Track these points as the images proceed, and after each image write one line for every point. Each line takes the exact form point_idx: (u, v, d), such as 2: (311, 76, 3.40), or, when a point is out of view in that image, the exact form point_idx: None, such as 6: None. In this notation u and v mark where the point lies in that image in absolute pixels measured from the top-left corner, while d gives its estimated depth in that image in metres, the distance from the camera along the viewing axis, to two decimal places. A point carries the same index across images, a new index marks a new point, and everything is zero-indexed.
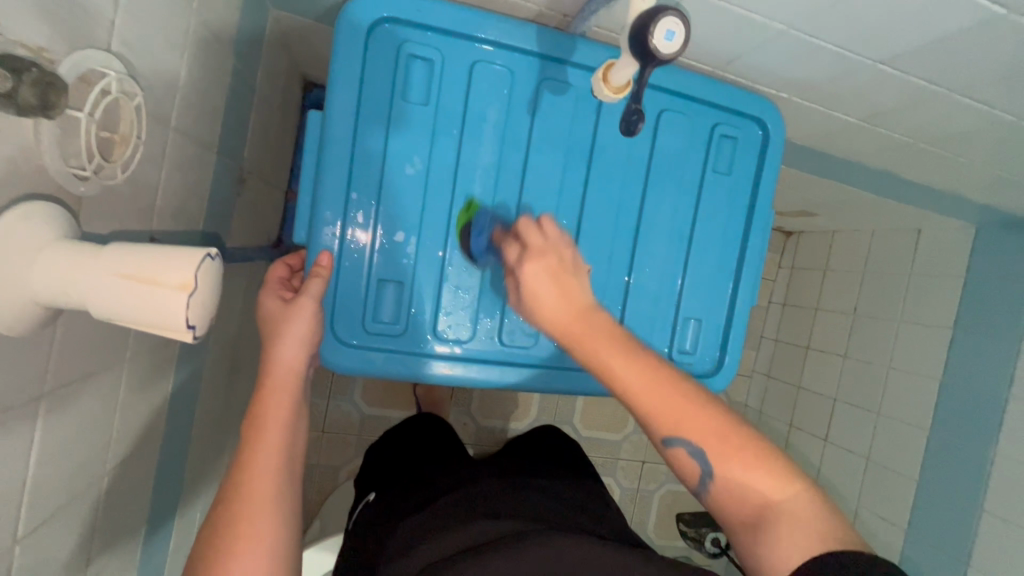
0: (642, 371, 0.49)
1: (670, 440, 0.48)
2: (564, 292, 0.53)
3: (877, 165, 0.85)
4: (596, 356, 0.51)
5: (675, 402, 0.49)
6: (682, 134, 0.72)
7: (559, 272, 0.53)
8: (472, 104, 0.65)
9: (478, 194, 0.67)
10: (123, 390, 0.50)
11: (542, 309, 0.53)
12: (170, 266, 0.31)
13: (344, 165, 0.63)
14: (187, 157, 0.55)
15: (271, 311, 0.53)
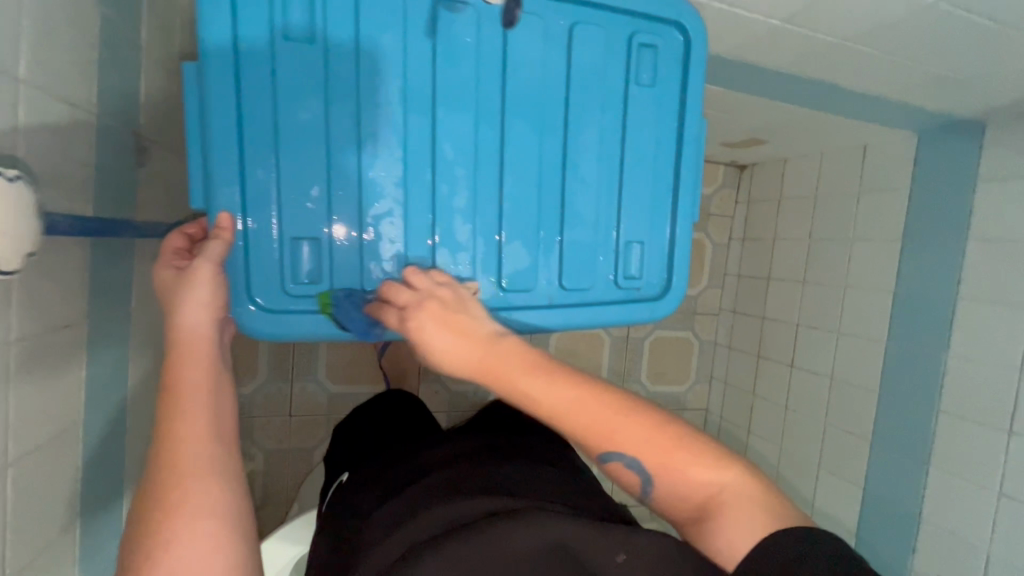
0: (561, 395, 0.49)
1: (606, 457, 0.49)
2: (463, 333, 0.51)
3: (803, 74, 0.86)
4: (517, 392, 0.49)
5: (594, 413, 0.48)
6: (598, 46, 0.63)
7: (447, 314, 0.51)
8: (360, 27, 0.54)
9: (385, 137, 0.56)
10: (14, 366, 0.50)
11: (450, 357, 0.50)
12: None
13: (224, 105, 0.51)
14: (48, 99, 0.52)
15: (165, 283, 0.49)
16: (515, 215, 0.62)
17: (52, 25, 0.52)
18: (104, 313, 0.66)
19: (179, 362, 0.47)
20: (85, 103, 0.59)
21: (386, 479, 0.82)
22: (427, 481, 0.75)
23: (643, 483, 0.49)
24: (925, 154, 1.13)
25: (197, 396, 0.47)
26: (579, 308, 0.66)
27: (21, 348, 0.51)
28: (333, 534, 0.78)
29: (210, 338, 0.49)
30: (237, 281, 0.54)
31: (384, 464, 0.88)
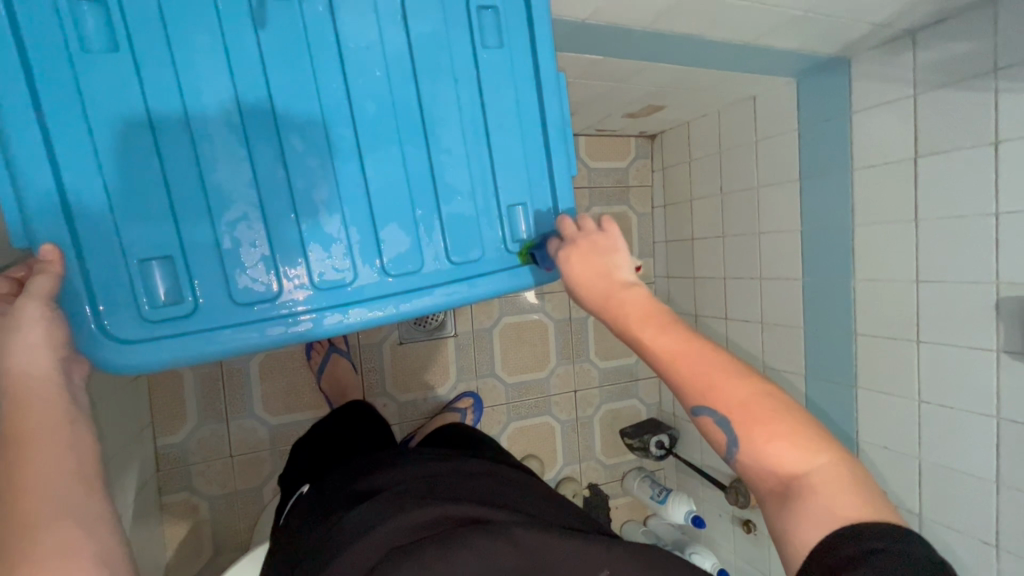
0: (677, 343, 0.54)
1: (699, 410, 0.52)
2: (602, 272, 0.58)
3: (666, 30, 0.89)
4: (631, 328, 0.56)
5: (699, 366, 0.53)
6: (435, 16, 0.61)
7: (593, 254, 0.58)
8: (170, 26, 0.52)
9: (222, 140, 0.54)
10: None
11: (580, 287, 0.58)
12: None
13: (32, 136, 0.49)
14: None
15: None
16: (383, 198, 0.60)
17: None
18: None
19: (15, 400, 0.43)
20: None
21: (331, 495, 0.79)
22: (392, 489, 0.73)
23: (731, 445, 0.51)
24: (806, 95, 1.18)
25: (47, 435, 0.43)
26: (468, 280, 0.64)
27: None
28: (286, 554, 0.75)
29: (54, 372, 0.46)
30: (84, 317, 0.51)
31: (328, 481, 0.84)
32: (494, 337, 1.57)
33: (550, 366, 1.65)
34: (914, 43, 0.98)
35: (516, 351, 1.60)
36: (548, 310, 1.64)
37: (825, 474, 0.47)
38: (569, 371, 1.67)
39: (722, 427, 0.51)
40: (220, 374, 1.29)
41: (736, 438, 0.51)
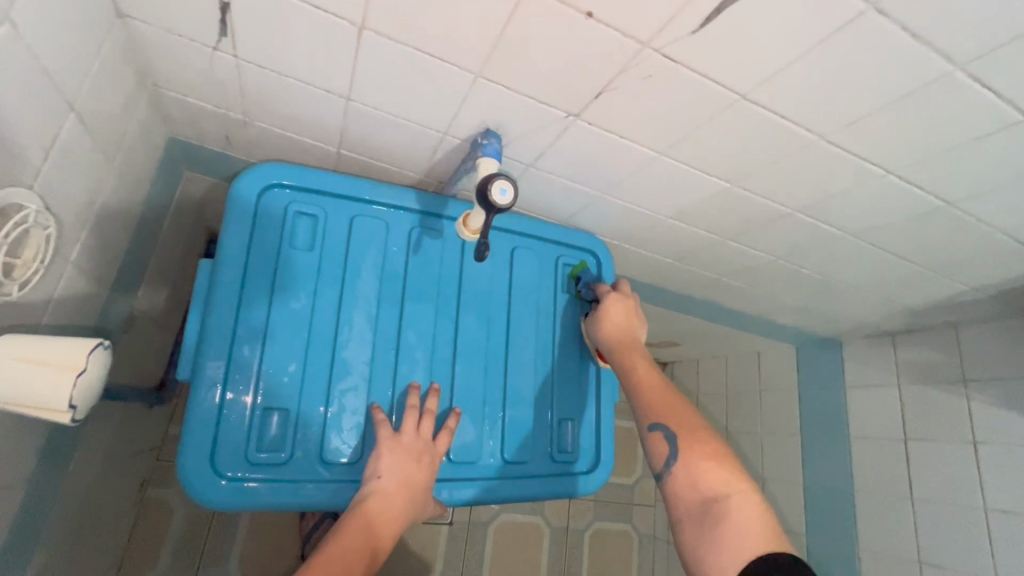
0: (659, 377, 0.64)
1: (652, 423, 0.59)
2: (629, 324, 0.73)
3: (691, 292, 1.11)
4: (627, 356, 0.68)
5: (668, 397, 0.61)
6: (533, 267, 0.81)
7: (626, 308, 0.74)
8: (354, 242, 0.70)
9: (360, 325, 0.68)
10: None
11: (606, 323, 0.74)
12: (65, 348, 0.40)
13: (228, 300, 0.62)
14: (81, 270, 0.61)
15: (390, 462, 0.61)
16: (464, 394, 0.72)
17: (105, 212, 0.65)
18: (43, 473, 0.67)
19: (410, 497, 0.59)
20: (106, 269, 0.69)
21: None
22: None
23: (668, 456, 0.56)
24: (803, 363, 1.36)
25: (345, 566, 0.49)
26: (514, 480, 0.73)
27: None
28: None
29: (417, 498, 0.60)
30: (202, 450, 0.59)
31: None
32: (488, 533, 1.52)
33: None
34: (894, 343, 1.18)
35: (506, 555, 1.53)
36: (546, 514, 1.61)
37: (741, 504, 0.50)
38: None
39: (668, 441, 0.57)
40: (211, 517, 1.26)
41: (675, 451, 0.56)
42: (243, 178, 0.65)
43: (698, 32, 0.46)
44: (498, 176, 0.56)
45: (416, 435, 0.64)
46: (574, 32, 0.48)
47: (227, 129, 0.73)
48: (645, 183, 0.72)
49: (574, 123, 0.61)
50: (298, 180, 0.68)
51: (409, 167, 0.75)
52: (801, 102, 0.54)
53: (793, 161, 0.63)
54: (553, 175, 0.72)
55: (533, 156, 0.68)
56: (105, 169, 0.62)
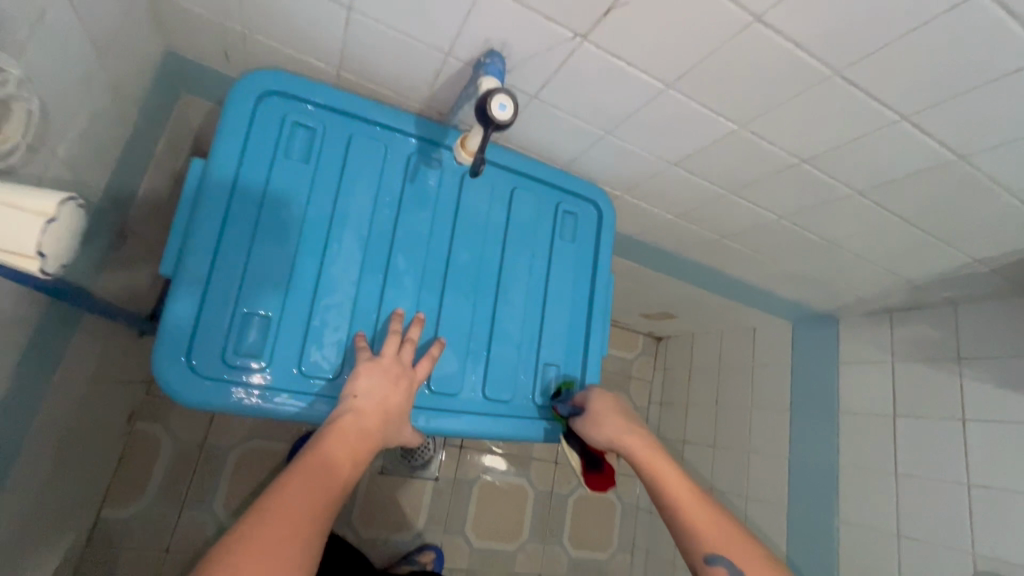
0: (696, 495, 0.56)
1: (712, 557, 0.50)
2: (630, 419, 0.65)
3: (690, 255, 1.10)
4: (649, 468, 0.59)
5: (716, 526, 0.53)
6: (531, 208, 0.80)
7: (622, 412, 0.66)
8: (349, 162, 0.69)
9: (350, 244, 0.67)
10: None
11: (607, 428, 0.64)
12: (36, 199, 0.39)
13: (218, 200, 0.61)
14: (69, 169, 0.60)
15: (362, 389, 0.58)
16: (450, 324, 0.72)
17: (98, 113, 0.64)
18: (27, 376, 0.67)
19: (387, 419, 0.57)
20: (96, 175, 0.67)
21: None
22: None
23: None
24: (798, 340, 1.35)
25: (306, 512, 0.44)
26: (493, 415, 0.73)
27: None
28: None
29: (393, 421, 0.58)
30: (179, 342, 0.58)
31: None
32: (473, 490, 1.53)
33: (521, 540, 1.56)
34: (891, 321, 1.17)
35: (489, 513, 1.54)
36: (532, 477, 1.62)
37: None
38: (538, 550, 1.58)
39: None
40: (199, 453, 1.27)
41: None
42: (243, 79, 0.64)
43: None
44: (497, 90, 0.54)
45: (395, 357, 0.63)
46: None
47: (225, 43, 0.71)
48: (649, 123, 0.70)
49: (580, 47, 0.59)
50: (298, 91, 0.67)
51: (409, 94, 0.73)
52: (817, 30, 0.52)
53: (803, 101, 0.61)
54: (557, 109, 0.70)
55: (537, 84, 0.66)
56: (96, 66, 0.60)
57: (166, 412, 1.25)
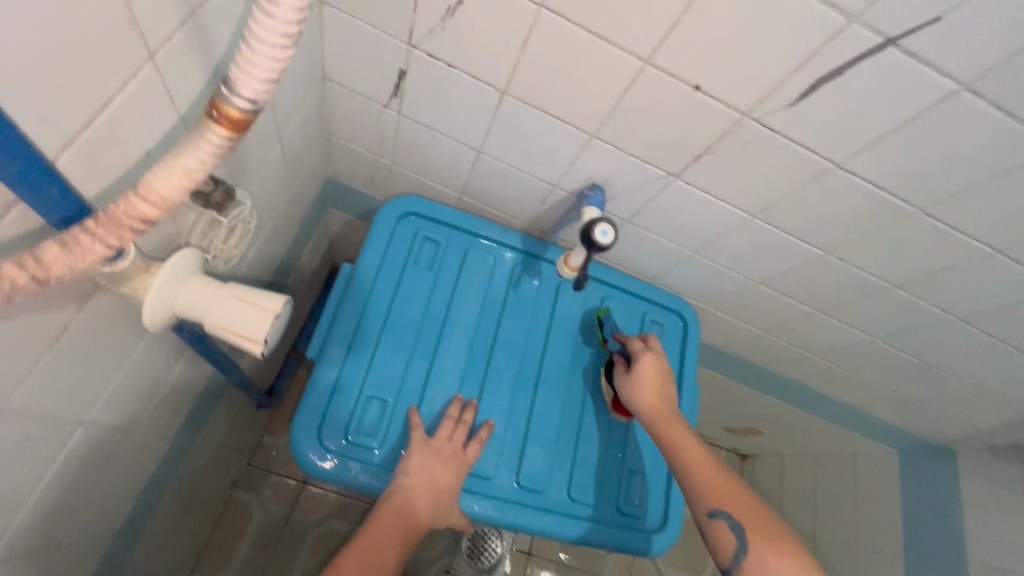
0: (710, 462, 0.63)
1: (715, 512, 0.59)
2: (662, 384, 0.71)
3: (779, 370, 1.08)
4: (673, 432, 0.66)
5: (724, 486, 0.61)
6: (620, 316, 0.86)
7: (663, 372, 0.72)
8: (464, 270, 0.80)
9: (457, 340, 0.76)
10: (133, 442, 0.62)
11: (642, 388, 0.70)
12: (266, 296, 0.43)
13: (358, 298, 0.74)
14: (252, 267, 0.76)
15: (411, 467, 0.65)
16: (540, 421, 0.76)
17: (276, 226, 0.81)
18: (181, 436, 0.78)
19: (436, 498, 0.64)
20: (264, 272, 0.83)
21: None
22: None
23: (740, 551, 0.56)
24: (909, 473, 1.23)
25: None
26: (576, 518, 0.74)
27: (139, 429, 0.62)
28: None
29: (441, 498, 0.65)
30: (312, 419, 0.68)
31: None
32: None
33: None
34: None
35: None
36: None
37: None
38: None
39: (736, 534, 0.57)
40: (283, 527, 1.32)
41: (745, 544, 0.56)
42: (388, 203, 0.79)
43: (795, 106, 0.53)
44: (601, 220, 0.63)
45: (448, 440, 0.68)
46: (684, 102, 0.56)
47: (374, 173, 0.89)
48: (736, 246, 0.76)
49: (672, 183, 0.68)
50: (430, 212, 0.81)
51: (517, 214, 0.86)
52: (898, 174, 0.57)
53: (889, 232, 0.65)
54: (648, 231, 0.79)
55: (631, 211, 0.76)
56: (287, 191, 0.77)
57: (262, 482, 1.34)
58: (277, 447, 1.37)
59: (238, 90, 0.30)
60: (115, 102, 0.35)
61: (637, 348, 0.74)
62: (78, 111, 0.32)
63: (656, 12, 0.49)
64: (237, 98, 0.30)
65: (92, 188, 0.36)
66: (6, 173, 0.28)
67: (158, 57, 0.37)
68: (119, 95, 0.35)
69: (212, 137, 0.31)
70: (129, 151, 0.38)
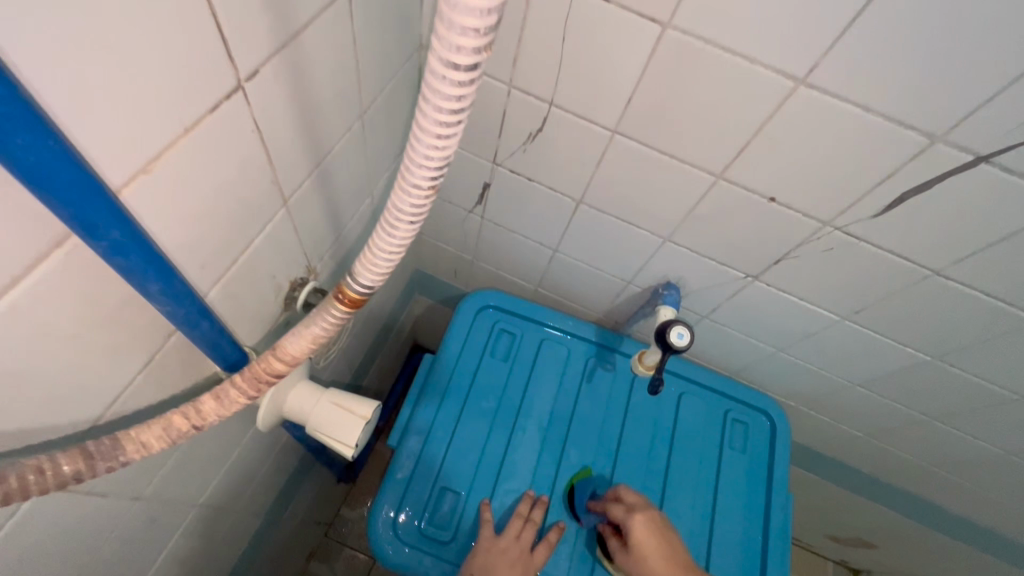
0: None
1: None
2: (672, 555, 0.64)
3: (890, 480, 0.96)
4: None
5: None
6: (699, 413, 0.82)
7: (664, 532, 0.66)
8: (538, 362, 0.82)
9: (530, 434, 0.77)
10: (233, 518, 0.67)
11: (658, 573, 0.63)
12: (363, 404, 0.48)
13: (438, 389, 0.78)
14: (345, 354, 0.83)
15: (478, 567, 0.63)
16: None
17: (368, 315, 0.88)
18: (271, 510, 0.83)
19: None
20: (354, 356, 0.90)
21: None
22: None
23: None
24: None
25: None
26: None
27: (239, 506, 0.67)
28: None
29: None
30: (390, 511, 0.70)
31: None
32: None
33: None
34: None
35: None
36: None
37: None
38: None
39: None
40: None
41: None
42: (469, 297, 0.84)
43: (880, 216, 0.52)
44: (676, 322, 0.63)
45: (516, 540, 0.66)
46: (760, 211, 0.57)
47: (457, 266, 0.96)
48: (826, 346, 0.72)
49: (751, 284, 0.67)
50: (507, 305, 0.85)
51: (592, 306, 0.88)
52: (1011, 283, 0.53)
53: (1010, 341, 0.59)
54: (728, 328, 0.77)
55: (709, 308, 0.75)
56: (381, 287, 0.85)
57: (336, 555, 1.34)
58: (352, 520, 1.38)
59: (358, 279, 0.37)
60: (255, 243, 0.42)
61: (628, 514, 0.66)
62: (229, 255, 0.39)
63: (727, 136, 0.51)
64: (358, 285, 0.37)
65: (230, 313, 0.43)
66: (174, 320, 0.34)
67: (290, 202, 0.45)
68: (258, 237, 0.42)
69: (335, 310, 0.38)
70: (261, 278, 0.45)
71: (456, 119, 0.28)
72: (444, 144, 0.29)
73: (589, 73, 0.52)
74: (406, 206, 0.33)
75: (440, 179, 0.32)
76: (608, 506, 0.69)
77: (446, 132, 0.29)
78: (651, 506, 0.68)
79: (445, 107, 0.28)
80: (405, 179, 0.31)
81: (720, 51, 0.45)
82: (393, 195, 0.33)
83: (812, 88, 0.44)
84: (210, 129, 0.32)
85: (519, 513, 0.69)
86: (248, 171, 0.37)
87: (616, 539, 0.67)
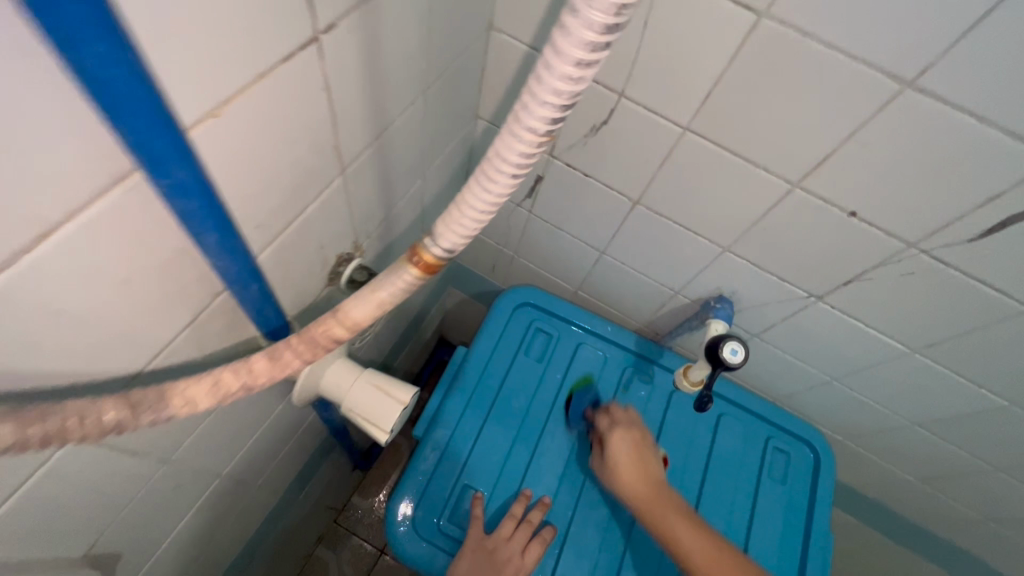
0: (710, 543, 0.62)
1: None
2: (644, 466, 0.67)
3: (937, 531, 0.89)
4: (668, 520, 0.63)
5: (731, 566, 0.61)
6: (738, 437, 0.78)
7: (642, 447, 0.68)
8: (572, 367, 0.79)
9: (559, 439, 0.74)
10: (252, 492, 0.66)
11: (623, 480, 0.66)
12: (400, 388, 0.46)
13: (468, 383, 0.75)
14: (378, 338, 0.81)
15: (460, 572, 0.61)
16: (642, 543, 0.69)
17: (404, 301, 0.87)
18: (289, 488, 0.82)
19: None
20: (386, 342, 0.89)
21: None
22: None
23: None
24: None
25: None
26: None
27: (260, 480, 0.66)
28: None
29: None
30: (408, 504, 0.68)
31: None
32: None
33: None
34: None
35: None
36: None
37: None
38: None
39: None
40: None
41: None
42: (506, 294, 0.82)
43: (977, 241, 0.47)
44: (730, 337, 0.60)
45: (506, 539, 0.63)
46: (836, 226, 0.53)
47: (497, 261, 0.93)
48: (887, 379, 0.67)
49: (814, 305, 0.63)
50: (544, 304, 0.82)
51: (633, 315, 0.84)
52: None
53: None
54: (780, 350, 0.73)
55: (761, 326, 0.71)
56: None
57: (345, 542, 1.33)
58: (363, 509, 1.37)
59: (439, 240, 0.36)
60: (309, 209, 0.40)
61: (610, 425, 0.69)
62: (283, 219, 0.38)
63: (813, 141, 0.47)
64: (437, 246, 0.36)
65: (277, 279, 0.41)
66: None
67: (347, 172, 0.43)
68: (312, 204, 0.41)
69: (407, 275, 0.37)
70: (310, 248, 0.44)
71: (600, 49, 0.26)
72: (574, 85, 0.27)
73: (668, 62, 0.49)
74: (517, 151, 0.31)
75: (559, 122, 0.30)
76: (598, 414, 0.72)
77: (579, 73, 0.27)
78: (636, 424, 0.71)
79: (585, 42, 0.26)
80: (518, 124, 0.30)
81: (821, 46, 0.41)
82: (503, 141, 0.30)
83: (920, 93, 0.40)
84: (280, 80, 0.30)
85: (513, 514, 0.66)
86: (312, 132, 0.36)
87: (596, 444, 0.70)
